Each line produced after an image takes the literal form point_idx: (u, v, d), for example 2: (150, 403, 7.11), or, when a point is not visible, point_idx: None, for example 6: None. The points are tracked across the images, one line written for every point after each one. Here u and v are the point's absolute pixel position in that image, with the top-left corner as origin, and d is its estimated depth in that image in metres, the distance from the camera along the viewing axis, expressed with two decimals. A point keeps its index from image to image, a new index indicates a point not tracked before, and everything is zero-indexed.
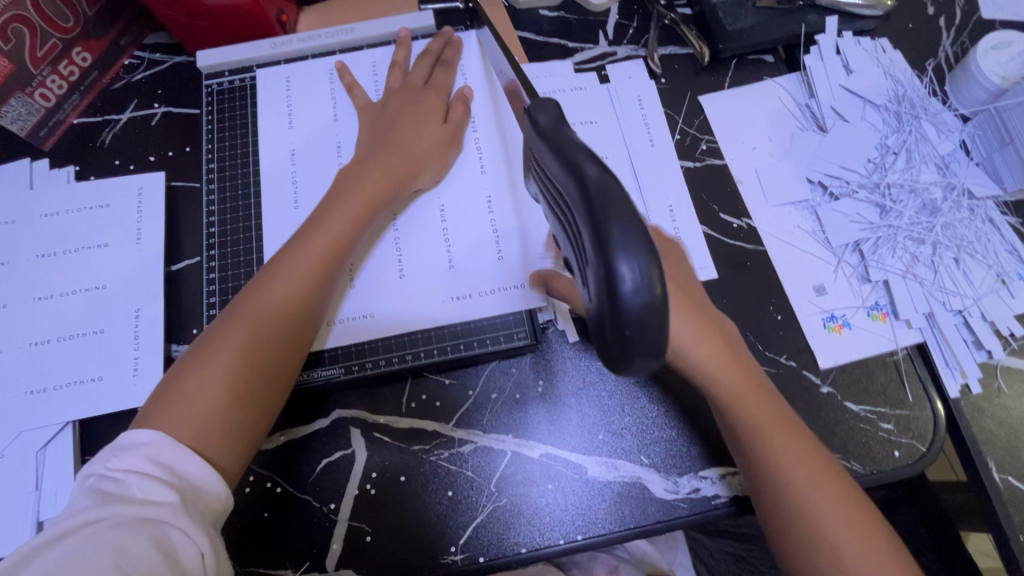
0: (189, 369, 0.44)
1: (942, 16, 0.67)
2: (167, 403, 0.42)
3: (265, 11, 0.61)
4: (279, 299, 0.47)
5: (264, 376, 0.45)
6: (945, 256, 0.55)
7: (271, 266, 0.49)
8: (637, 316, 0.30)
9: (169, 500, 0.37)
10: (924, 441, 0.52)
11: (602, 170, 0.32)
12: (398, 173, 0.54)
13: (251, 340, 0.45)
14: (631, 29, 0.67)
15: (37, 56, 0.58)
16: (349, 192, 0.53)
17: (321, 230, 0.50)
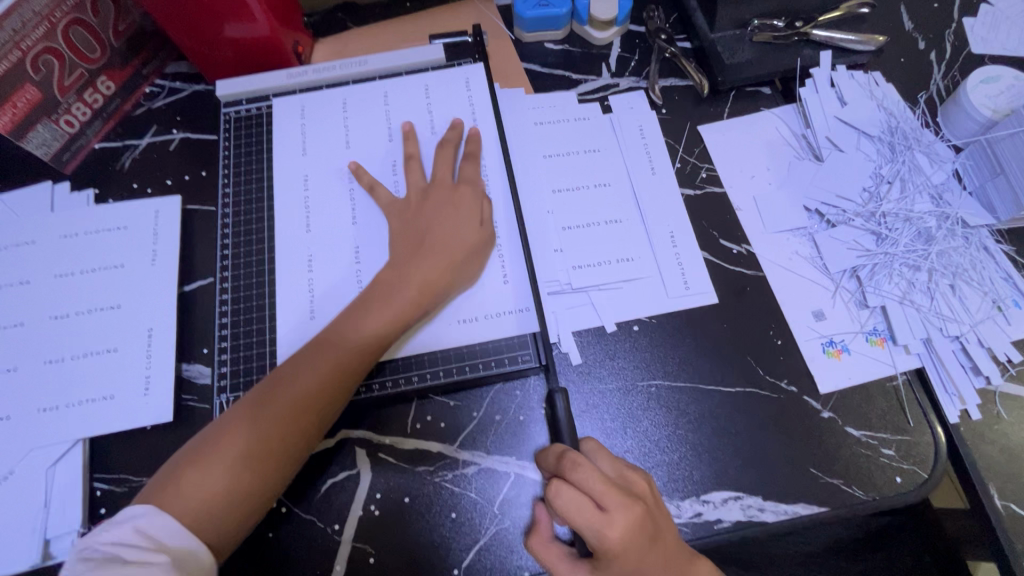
0: (199, 453, 0.46)
1: (932, 50, 0.69)
2: (171, 485, 0.45)
3: (282, 43, 0.64)
4: (293, 404, 0.48)
5: (260, 477, 0.46)
6: (941, 283, 0.57)
7: (295, 363, 0.50)
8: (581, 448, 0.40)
9: (161, 562, 0.41)
10: (924, 467, 0.52)
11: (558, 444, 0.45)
12: (434, 279, 0.53)
13: (255, 440, 0.46)
14: (633, 61, 0.70)
15: (64, 85, 0.61)
16: (380, 296, 0.53)
17: (347, 335, 0.51)
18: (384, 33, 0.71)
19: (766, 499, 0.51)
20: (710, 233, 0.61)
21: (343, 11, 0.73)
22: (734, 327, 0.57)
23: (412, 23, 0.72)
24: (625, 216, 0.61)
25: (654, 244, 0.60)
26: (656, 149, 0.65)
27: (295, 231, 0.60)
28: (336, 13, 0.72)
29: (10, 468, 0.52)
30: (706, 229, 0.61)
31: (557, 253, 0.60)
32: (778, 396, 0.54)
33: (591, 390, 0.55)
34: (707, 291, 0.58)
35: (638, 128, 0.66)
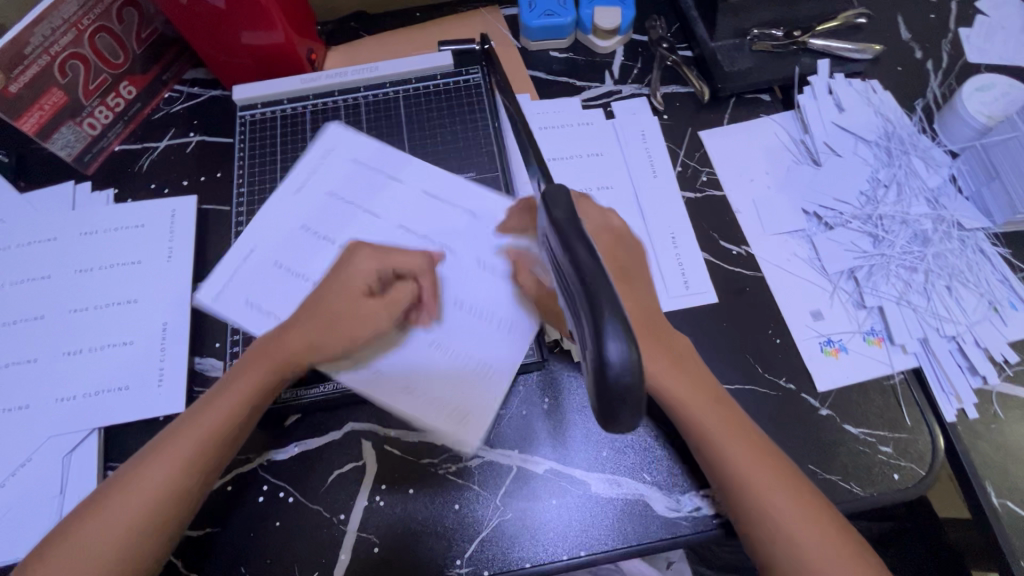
0: (72, 526, 0.45)
1: (929, 60, 0.71)
2: (44, 558, 0.43)
3: (296, 50, 0.66)
4: (161, 478, 0.46)
5: (132, 559, 0.44)
6: (937, 284, 0.57)
7: (162, 440, 0.47)
8: (622, 392, 0.28)
9: None
10: (922, 464, 0.52)
11: (593, 254, 0.30)
12: (311, 340, 0.50)
13: (122, 521, 0.44)
14: (635, 69, 0.72)
15: (89, 89, 0.63)
16: (242, 373, 0.49)
17: (209, 411, 0.48)
18: (394, 41, 0.74)
19: None
20: (710, 235, 0.63)
21: (355, 21, 0.76)
22: (733, 326, 0.58)
23: (422, 32, 0.74)
24: (627, 218, 0.63)
25: (656, 245, 0.62)
26: (657, 153, 0.67)
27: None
28: (349, 22, 0.75)
29: (27, 456, 0.53)
30: (707, 230, 0.63)
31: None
32: (776, 394, 0.55)
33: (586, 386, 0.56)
34: (707, 291, 0.60)
35: (640, 133, 0.68)
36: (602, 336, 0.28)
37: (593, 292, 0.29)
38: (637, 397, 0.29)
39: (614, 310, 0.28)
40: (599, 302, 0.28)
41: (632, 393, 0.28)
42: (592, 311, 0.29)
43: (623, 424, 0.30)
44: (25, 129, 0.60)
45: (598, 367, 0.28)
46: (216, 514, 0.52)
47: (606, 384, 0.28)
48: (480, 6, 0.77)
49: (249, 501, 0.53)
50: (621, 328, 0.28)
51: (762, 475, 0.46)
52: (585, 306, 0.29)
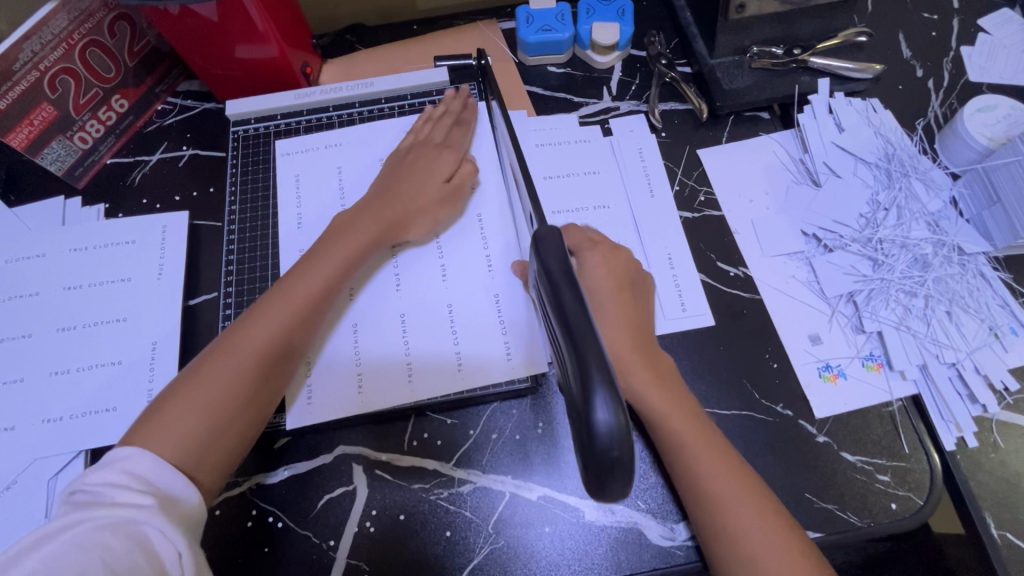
0: (172, 395, 0.46)
1: (930, 78, 0.70)
2: (149, 425, 0.44)
3: (291, 64, 0.65)
4: (272, 326, 0.49)
5: (225, 437, 0.46)
6: (937, 309, 0.57)
7: (260, 303, 0.51)
8: (607, 455, 0.28)
9: (148, 504, 0.39)
10: (920, 494, 0.52)
11: (582, 306, 0.29)
12: (391, 222, 0.57)
13: (233, 373, 0.47)
14: (634, 85, 0.71)
15: (79, 103, 0.63)
16: (335, 243, 0.55)
17: (309, 272, 0.53)
18: (390, 54, 0.73)
19: None
20: (708, 256, 0.62)
21: (351, 34, 0.75)
22: (730, 349, 0.58)
23: (418, 45, 0.73)
24: (624, 238, 0.62)
25: (652, 266, 0.61)
26: (655, 172, 0.66)
27: (293, 253, 0.61)
28: (345, 35, 0.75)
29: (12, 479, 0.52)
30: (704, 251, 0.62)
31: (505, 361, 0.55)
32: (774, 420, 0.55)
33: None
34: (704, 313, 0.59)
35: (638, 150, 0.67)
36: (588, 394, 0.27)
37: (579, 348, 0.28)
38: (624, 457, 0.28)
39: (602, 369, 0.28)
40: (587, 362, 0.28)
41: (617, 455, 0.28)
42: (580, 368, 0.28)
43: (615, 488, 0.29)
44: (14, 144, 0.59)
45: (585, 428, 0.28)
46: (204, 538, 0.51)
47: (592, 445, 0.28)
48: (477, 19, 0.76)
49: (237, 526, 0.52)
50: (609, 387, 0.27)
51: (752, 526, 0.43)
52: (573, 364, 0.29)
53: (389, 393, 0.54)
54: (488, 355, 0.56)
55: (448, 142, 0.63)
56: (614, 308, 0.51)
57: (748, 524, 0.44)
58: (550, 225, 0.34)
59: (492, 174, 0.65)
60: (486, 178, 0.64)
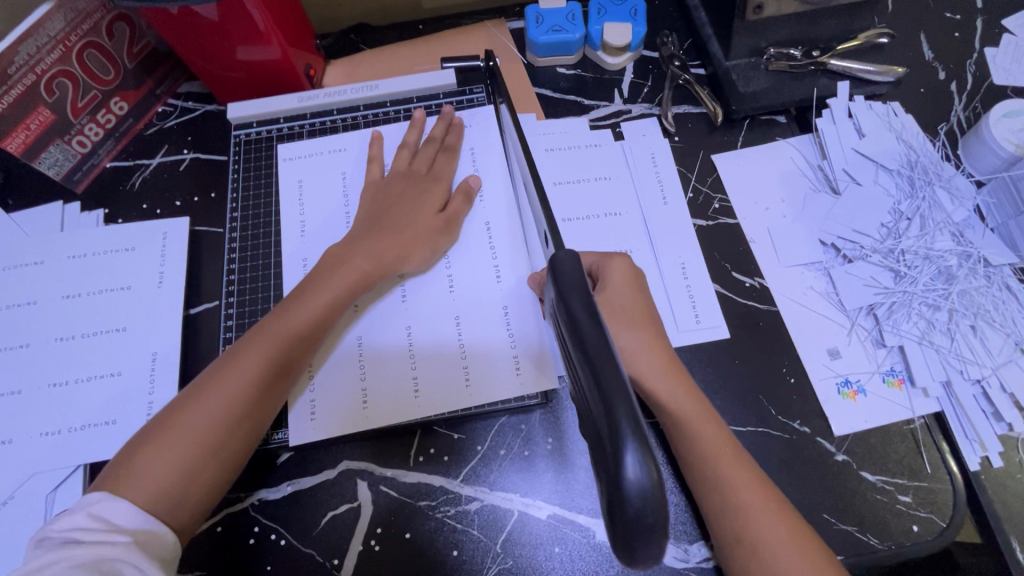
0: (146, 439, 0.45)
1: (953, 81, 0.68)
2: (122, 471, 0.43)
3: (294, 65, 0.63)
4: (250, 372, 0.47)
5: (194, 481, 0.44)
6: (961, 323, 0.55)
7: (242, 345, 0.49)
8: (637, 512, 0.24)
9: (123, 541, 0.40)
10: (943, 516, 0.50)
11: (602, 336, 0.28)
12: (382, 257, 0.54)
13: (209, 421, 0.45)
14: (646, 87, 0.69)
15: (77, 107, 0.61)
16: (321, 281, 0.52)
17: (292, 312, 0.51)
18: (395, 55, 0.71)
19: None
20: (722, 266, 0.60)
21: (355, 33, 0.73)
22: (746, 363, 0.56)
23: (424, 46, 0.71)
24: (636, 247, 0.60)
25: (665, 276, 0.59)
26: (668, 178, 0.64)
27: (295, 262, 0.60)
28: (349, 35, 0.73)
29: (10, 494, 0.51)
30: (719, 260, 0.60)
31: (515, 376, 0.54)
32: (791, 438, 0.53)
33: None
34: (719, 325, 0.57)
35: (650, 155, 0.65)
36: (618, 453, 0.24)
37: (607, 401, 0.25)
38: (658, 523, 0.25)
39: (634, 424, 0.25)
40: (617, 416, 0.25)
41: (651, 522, 0.25)
42: (607, 423, 0.25)
43: (642, 553, 0.27)
44: (10, 149, 0.58)
45: (613, 491, 0.25)
46: (204, 556, 0.50)
47: (621, 508, 0.25)
48: (485, 19, 0.74)
49: (239, 544, 0.51)
50: (641, 443, 0.25)
51: (781, 543, 0.42)
52: (598, 415, 0.26)
53: (394, 406, 0.53)
54: (497, 371, 0.54)
55: (436, 173, 0.61)
56: (637, 316, 0.49)
57: (777, 541, 0.42)
58: (568, 249, 0.33)
59: (500, 180, 0.63)
60: (494, 185, 0.62)
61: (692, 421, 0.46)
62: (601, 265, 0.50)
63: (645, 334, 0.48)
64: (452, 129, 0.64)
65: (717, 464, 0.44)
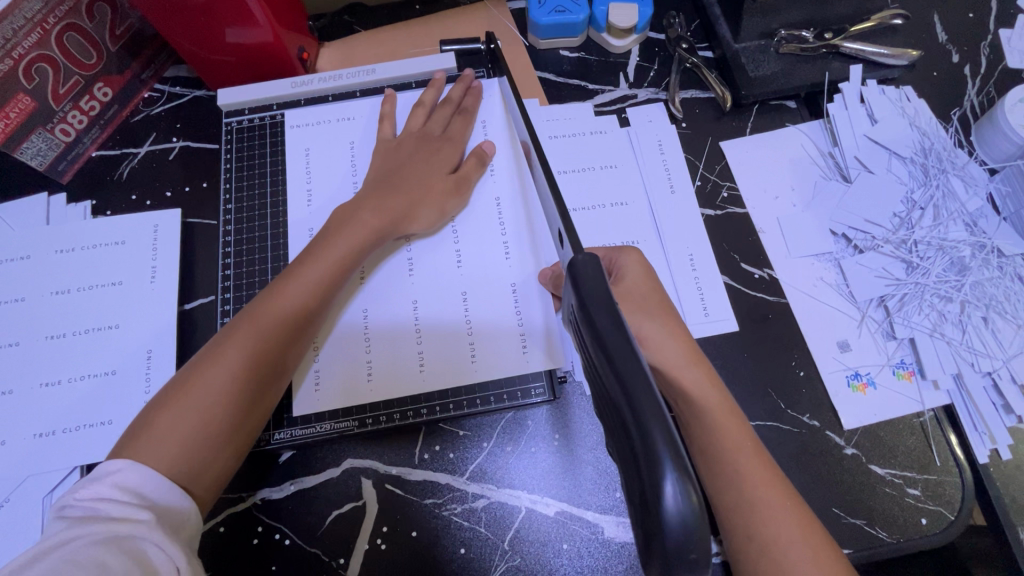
0: (161, 404, 0.44)
1: (967, 64, 0.66)
2: (139, 438, 0.42)
3: (286, 48, 0.60)
4: (264, 334, 0.47)
5: (213, 453, 0.44)
6: (973, 315, 0.54)
7: (256, 304, 0.48)
8: (679, 543, 0.24)
9: (147, 518, 0.38)
10: (951, 508, 0.50)
11: (630, 349, 0.27)
12: (392, 216, 0.53)
13: (224, 388, 0.44)
14: (652, 71, 0.67)
15: (59, 93, 0.58)
16: (330, 242, 0.51)
17: (303, 273, 0.49)
18: (392, 38, 0.68)
19: None
20: (731, 256, 0.59)
21: (350, 14, 0.70)
22: (755, 356, 0.55)
23: (422, 28, 0.68)
24: (643, 237, 0.59)
25: (673, 267, 0.58)
26: (676, 165, 0.62)
27: (300, 232, 0.58)
28: (342, 15, 0.70)
29: (5, 496, 0.50)
30: (727, 251, 0.59)
31: (526, 357, 0.53)
32: (800, 431, 0.52)
33: (593, 421, 0.53)
34: (729, 318, 0.56)
35: (657, 142, 0.63)
36: (656, 480, 0.24)
37: (641, 420, 0.25)
38: (699, 556, 0.24)
39: (672, 449, 0.24)
40: (652, 438, 0.24)
41: (694, 555, 0.24)
42: (642, 443, 0.25)
43: None
44: None
45: (653, 519, 0.24)
46: (207, 557, 0.49)
47: (662, 539, 0.24)
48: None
49: (243, 544, 0.50)
50: (680, 468, 0.24)
51: (790, 537, 0.41)
52: (634, 438, 0.25)
53: (399, 382, 0.52)
54: (508, 361, 0.53)
55: (451, 135, 0.59)
56: (657, 306, 0.48)
57: (787, 537, 0.41)
58: (585, 253, 0.32)
59: (507, 153, 0.61)
60: (499, 158, 0.61)
61: (710, 411, 0.45)
62: (616, 257, 0.50)
63: (667, 323, 0.47)
64: (470, 92, 0.62)
65: (729, 454, 0.44)
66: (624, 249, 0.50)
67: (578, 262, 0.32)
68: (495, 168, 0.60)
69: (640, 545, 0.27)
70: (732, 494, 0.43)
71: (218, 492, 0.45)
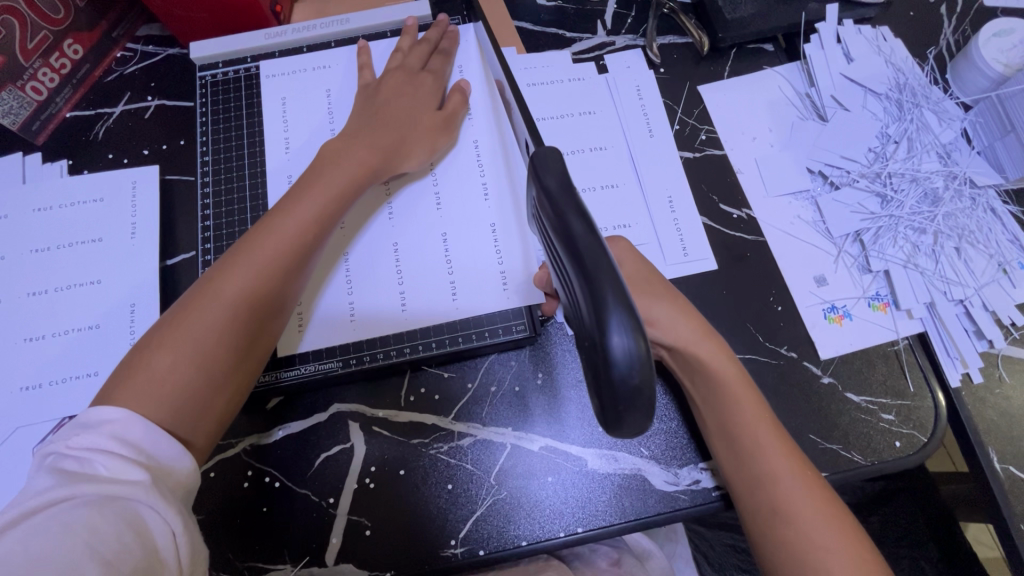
0: (151, 349, 0.42)
1: (943, 3, 0.66)
2: (130, 382, 0.41)
3: (259, 2, 0.60)
4: (255, 273, 0.45)
5: (213, 389, 0.43)
6: (946, 245, 0.55)
7: (247, 240, 0.47)
8: (625, 381, 0.28)
9: (140, 479, 0.36)
10: (925, 431, 0.51)
11: (589, 229, 0.29)
12: (382, 155, 0.53)
13: (221, 323, 0.44)
14: (629, 18, 0.67)
15: (27, 49, 0.57)
16: (318, 182, 0.50)
17: (294, 212, 0.48)
18: None
19: None
20: (710, 198, 0.59)
21: None
22: (734, 293, 0.56)
23: None
24: (623, 181, 0.59)
25: (652, 208, 0.58)
26: (654, 110, 0.62)
27: (279, 181, 0.58)
28: None
29: None
30: (706, 193, 0.59)
31: (503, 293, 0.54)
32: (778, 362, 0.53)
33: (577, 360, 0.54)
34: (707, 257, 0.57)
35: (635, 88, 0.63)
36: (606, 329, 0.27)
37: (595, 286, 0.28)
38: (646, 391, 0.28)
39: (619, 299, 0.27)
40: (601, 291, 0.28)
41: (639, 389, 0.28)
42: (594, 303, 0.28)
43: (634, 423, 0.30)
44: None
45: (605, 362, 0.28)
46: (199, 501, 0.50)
47: (611, 376, 0.28)
48: None
49: (234, 488, 0.51)
50: (627, 318, 0.27)
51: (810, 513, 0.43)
52: (586, 294, 0.28)
53: (383, 322, 0.53)
54: (487, 297, 0.54)
55: (431, 76, 0.59)
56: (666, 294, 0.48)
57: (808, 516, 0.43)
58: (546, 145, 0.33)
59: (484, 95, 0.61)
60: (477, 100, 0.61)
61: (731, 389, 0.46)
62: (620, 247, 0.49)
63: (675, 308, 0.47)
64: (447, 36, 0.62)
65: (746, 428, 0.46)
66: (613, 238, 0.50)
67: (540, 154, 0.33)
68: (473, 110, 0.60)
69: (596, 395, 0.32)
70: (748, 470, 0.45)
71: (217, 435, 0.45)
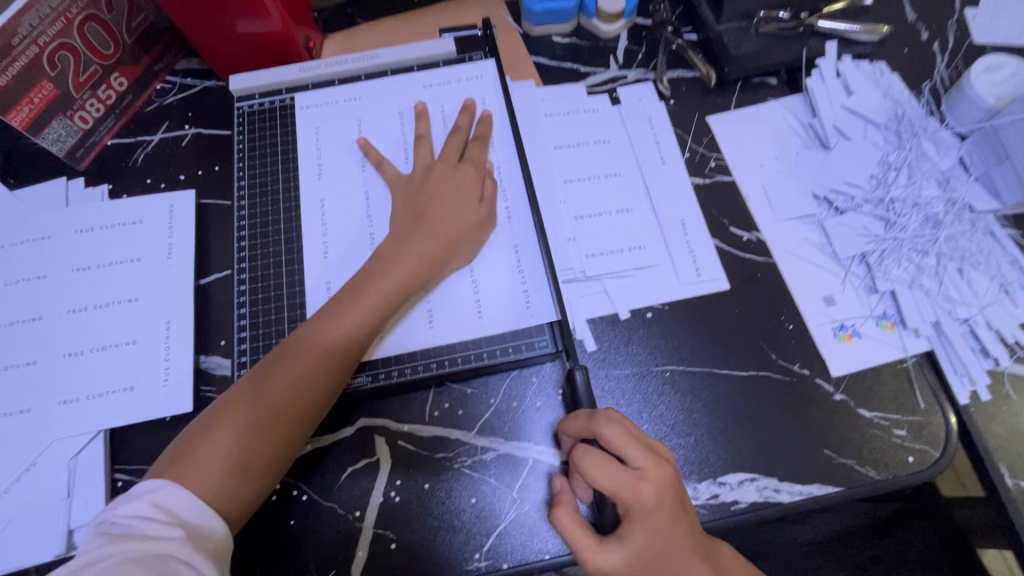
0: (199, 434, 0.47)
1: (936, 40, 0.70)
2: (178, 466, 0.45)
3: (294, 39, 0.64)
4: (300, 380, 0.48)
5: (239, 485, 0.46)
6: (949, 267, 0.58)
7: (299, 342, 0.50)
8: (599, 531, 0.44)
9: (175, 536, 0.42)
10: (936, 447, 0.53)
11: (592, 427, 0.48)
12: (430, 259, 0.54)
13: (257, 423, 0.47)
14: (640, 54, 0.71)
15: (79, 81, 0.61)
16: (367, 287, 0.52)
17: (341, 318, 0.51)
18: (394, 29, 0.72)
19: (781, 481, 0.52)
20: (721, 221, 0.62)
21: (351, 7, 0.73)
22: (747, 312, 0.58)
23: (421, 18, 0.72)
24: (637, 206, 0.62)
25: (665, 231, 0.61)
26: (665, 139, 0.66)
27: (311, 204, 0.61)
28: (345, 9, 0.73)
29: (32, 461, 0.52)
30: (717, 217, 0.62)
31: (526, 309, 0.56)
32: (791, 379, 0.55)
33: (608, 374, 0.56)
34: (719, 278, 0.59)
35: (647, 118, 0.67)
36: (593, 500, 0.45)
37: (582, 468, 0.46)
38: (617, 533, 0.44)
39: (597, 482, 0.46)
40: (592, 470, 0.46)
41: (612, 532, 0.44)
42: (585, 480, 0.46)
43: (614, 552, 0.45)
44: (14, 124, 0.58)
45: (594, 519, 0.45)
46: None
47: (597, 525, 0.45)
48: None
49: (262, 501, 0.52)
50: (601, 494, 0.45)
51: None
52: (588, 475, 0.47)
53: (411, 340, 0.55)
54: (509, 312, 0.56)
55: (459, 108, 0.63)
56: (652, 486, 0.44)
57: None
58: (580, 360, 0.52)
59: (505, 126, 0.64)
60: (498, 129, 0.64)
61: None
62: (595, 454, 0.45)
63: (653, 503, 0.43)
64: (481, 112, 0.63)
65: None
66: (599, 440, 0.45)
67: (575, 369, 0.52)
68: (494, 139, 0.64)
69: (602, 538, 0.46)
70: None
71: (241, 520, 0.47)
